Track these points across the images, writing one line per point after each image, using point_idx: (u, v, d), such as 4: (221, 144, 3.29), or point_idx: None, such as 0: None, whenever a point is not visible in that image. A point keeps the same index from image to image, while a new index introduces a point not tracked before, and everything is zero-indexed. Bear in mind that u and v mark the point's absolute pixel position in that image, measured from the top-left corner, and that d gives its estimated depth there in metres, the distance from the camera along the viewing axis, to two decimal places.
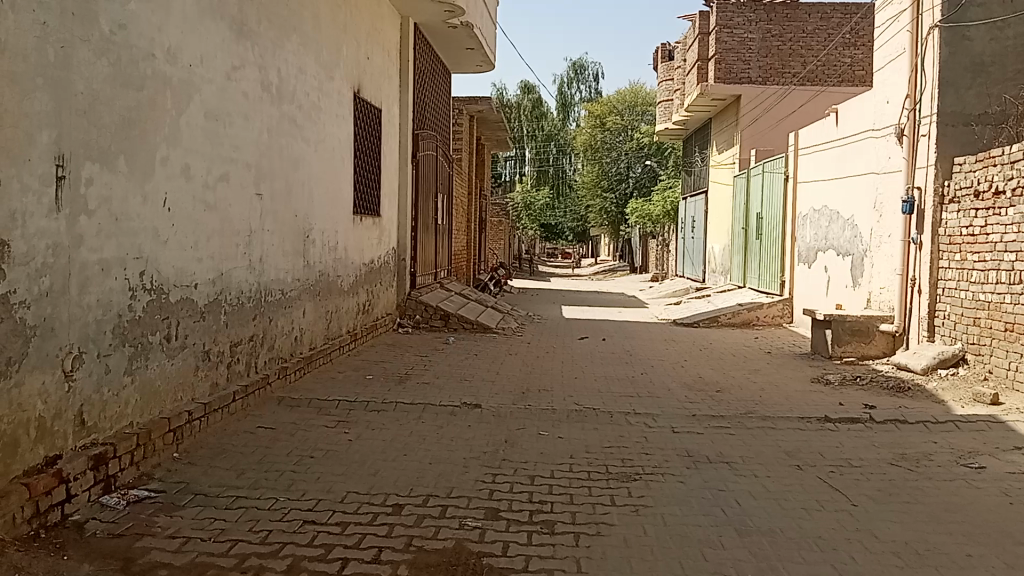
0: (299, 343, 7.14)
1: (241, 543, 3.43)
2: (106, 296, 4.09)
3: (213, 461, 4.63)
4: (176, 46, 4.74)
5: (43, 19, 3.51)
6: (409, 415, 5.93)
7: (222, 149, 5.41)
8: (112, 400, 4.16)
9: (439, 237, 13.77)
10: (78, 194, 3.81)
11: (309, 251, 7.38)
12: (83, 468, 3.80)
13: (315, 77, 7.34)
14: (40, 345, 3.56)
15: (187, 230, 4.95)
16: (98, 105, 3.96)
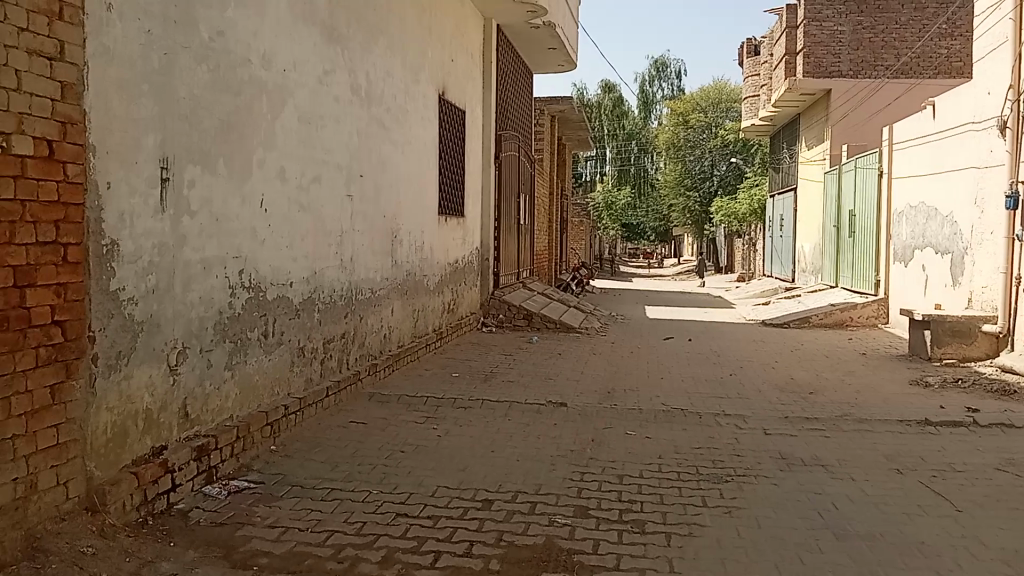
0: (388, 340, 7.27)
1: (337, 534, 3.51)
2: (207, 293, 4.25)
3: (308, 454, 4.76)
4: (271, 51, 4.89)
5: (148, 27, 3.68)
6: (496, 413, 5.97)
7: (315, 152, 5.55)
8: (214, 394, 4.33)
9: (521, 238, 13.85)
10: (181, 196, 3.98)
11: (396, 250, 7.51)
12: (187, 458, 3.95)
13: (402, 79, 7.48)
14: (147, 340, 3.73)
15: (282, 230, 5.10)
16: (199, 109, 4.12)
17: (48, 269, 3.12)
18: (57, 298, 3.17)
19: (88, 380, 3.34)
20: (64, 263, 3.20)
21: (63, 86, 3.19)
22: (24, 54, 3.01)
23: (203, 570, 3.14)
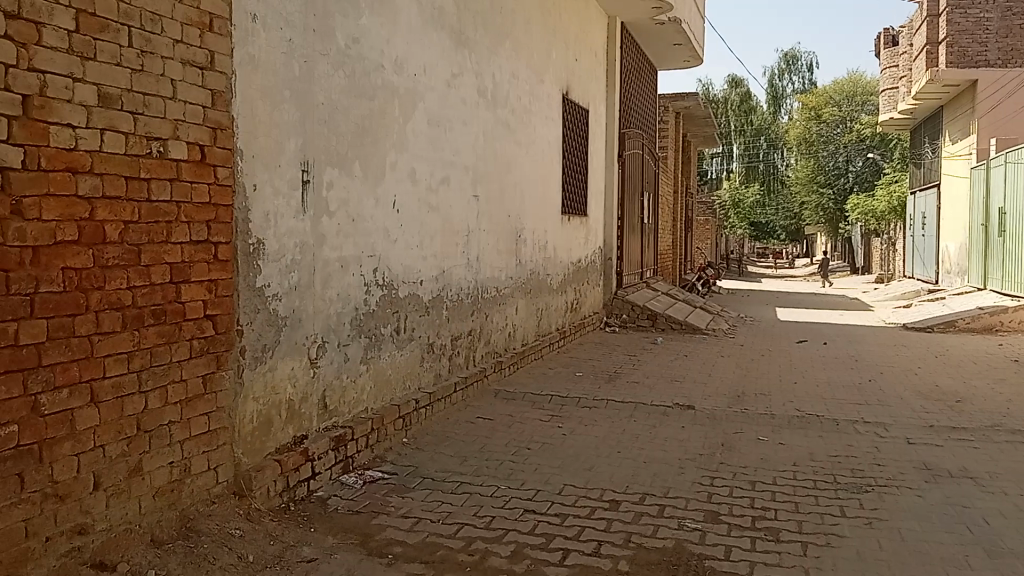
0: (513, 338, 7.36)
1: (467, 527, 3.59)
2: (344, 290, 4.43)
3: (438, 447, 4.88)
4: (403, 56, 5.04)
5: (289, 36, 3.87)
6: (621, 413, 5.94)
7: (443, 154, 5.68)
8: (350, 387, 4.51)
9: (645, 237, 13.71)
10: (321, 197, 4.16)
11: (521, 249, 7.59)
12: (325, 448, 4.14)
13: (527, 80, 7.55)
14: (290, 334, 3.93)
15: (414, 230, 5.25)
16: (336, 114, 4.30)
17: (201, 267, 3.33)
18: (209, 293, 3.38)
19: (235, 371, 3.55)
20: (215, 261, 3.41)
21: (214, 94, 3.39)
22: (180, 64, 3.21)
23: (340, 556, 3.27)
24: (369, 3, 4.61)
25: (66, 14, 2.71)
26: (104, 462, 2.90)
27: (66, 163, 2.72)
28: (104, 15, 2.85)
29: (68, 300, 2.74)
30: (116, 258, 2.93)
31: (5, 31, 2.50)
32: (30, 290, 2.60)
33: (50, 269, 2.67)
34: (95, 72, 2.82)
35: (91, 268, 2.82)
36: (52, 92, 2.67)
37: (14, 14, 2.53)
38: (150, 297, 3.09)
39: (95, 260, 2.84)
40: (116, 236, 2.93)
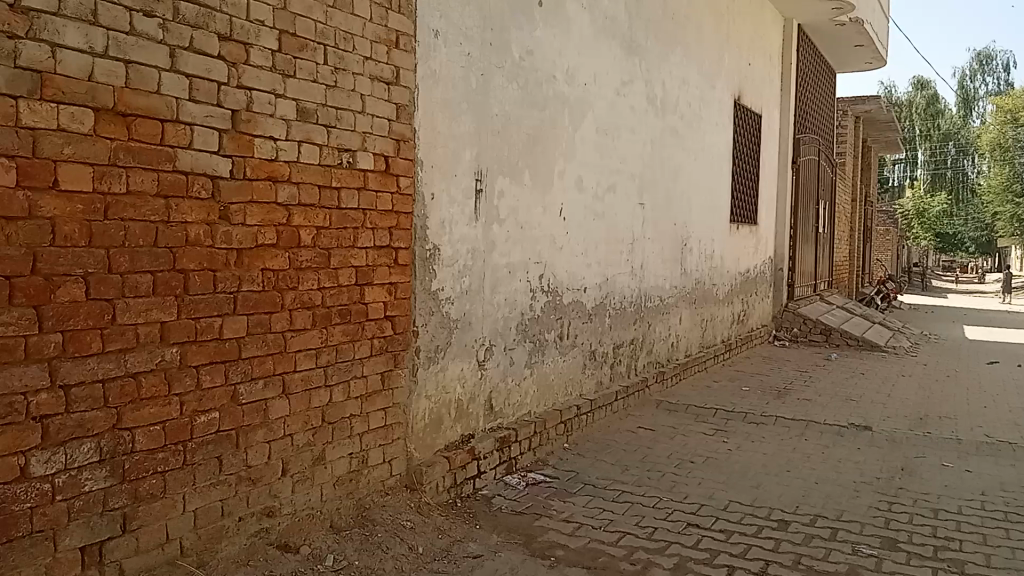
0: (676, 349, 7.26)
1: (629, 536, 3.59)
2: (512, 296, 4.54)
3: (600, 454, 4.90)
4: (574, 66, 5.11)
5: (467, 50, 4.03)
6: (790, 431, 5.73)
7: (611, 162, 5.70)
8: (515, 390, 4.62)
9: (819, 248, 13.12)
10: (492, 205, 4.30)
11: (687, 258, 7.48)
12: (490, 448, 4.26)
13: (698, 86, 7.43)
14: (460, 336, 4.08)
15: (579, 238, 5.31)
16: (509, 124, 4.43)
17: (382, 270, 3.53)
18: (389, 295, 3.57)
19: (411, 370, 3.73)
20: (395, 265, 3.60)
21: (398, 107, 3.58)
22: (368, 79, 3.41)
23: (505, 554, 3.36)
24: (543, 15, 4.71)
25: (271, 34, 2.95)
26: (293, 449, 3.12)
27: (267, 173, 2.96)
28: (303, 35, 3.08)
29: (266, 298, 2.97)
30: (308, 261, 3.15)
31: (219, 52, 2.76)
32: (234, 289, 2.85)
33: (252, 270, 2.91)
34: (293, 88, 3.06)
35: (286, 270, 3.05)
36: (257, 108, 2.91)
37: (227, 36, 2.79)
38: (337, 298, 3.31)
39: (290, 263, 3.07)
40: (309, 240, 3.15)
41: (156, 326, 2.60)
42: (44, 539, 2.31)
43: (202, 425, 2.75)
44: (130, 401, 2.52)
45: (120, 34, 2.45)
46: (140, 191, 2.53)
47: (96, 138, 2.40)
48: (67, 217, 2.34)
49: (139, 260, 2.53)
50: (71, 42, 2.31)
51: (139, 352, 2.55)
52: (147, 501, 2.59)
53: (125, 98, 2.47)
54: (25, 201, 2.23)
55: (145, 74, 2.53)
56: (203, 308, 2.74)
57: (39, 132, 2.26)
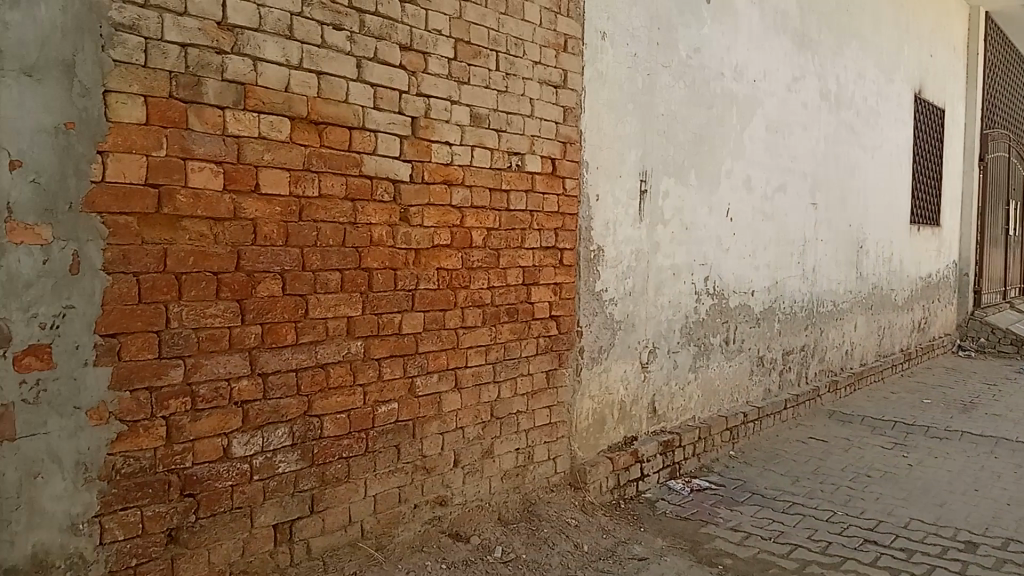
0: (850, 357, 6.90)
1: (801, 549, 3.46)
2: (677, 298, 4.48)
3: (767, 464, 4.74)
4: (743, 63, 4.97)
5: (634, 50, 4.02)
6: (979, 448, 5.31)
7: (781, 161, 5.51)
8: (679, 394, 4.55)
9: (1011, 252, 12.09)
10: (657, 206, 4.26)
11: (863, 261, 7.09)
12: (654, 452, 4.22)
13: (875, 80, 7.04)
14: (624, 338, 4.06)
15: (747, 239, 5.16)
16: (676, 124, 4.37)
17: (549, 270, 3.58)
18: (555, 295, 3.62)
19: (575, 370, 3.75)
20: (561, 265, 3.64)
21: (565, 109, 3.62)
22: (538, 83, 3.47)
23: (671, 558, 3.33)
24: (712, 12, 4.62)
25: (447, 43, 3.06)
26: (463, 442, 3.22)
27: (443, 176, 3.08)
28: (477, 42, 3.18)
29: (441, 296, 3.09)
30: (479, 260, 3.24)
31: (400, 62, 2.90)
32: (411, 287, 2.97)
33: (427, 269, 3.03)
34: (468, 94, 3.16)
35: (459, 269, 3.16)
36: (434, 114, 3.03)
37: (408, 45, 2.92)
38: (506, 297, 3.38)
39: (463, 262, 3.17)
40: (480, 241, 3.24)
41: (342, 320, 2.76)
42: (242, 515, 2.51)
43: (381, 415, 2.90)
44: (318, 390, 2.70)
45: (313, 48, 2.62)
46: (329, 194, 2.69)
47: (291, 145, 2.58)
48: (266, 219, 2.53)
49: (328, 258, 2.70)
50: (270, 56, 2.50)
51: (326, 344, 2.71)
52: (332, 485, 2.75)
53: (317, 107, 2.64)
54: (231, 204, 2.43)
55: (334, 84, 2.69)
56: (384, 305, 2.88)
57: (243, 140, 2.46)
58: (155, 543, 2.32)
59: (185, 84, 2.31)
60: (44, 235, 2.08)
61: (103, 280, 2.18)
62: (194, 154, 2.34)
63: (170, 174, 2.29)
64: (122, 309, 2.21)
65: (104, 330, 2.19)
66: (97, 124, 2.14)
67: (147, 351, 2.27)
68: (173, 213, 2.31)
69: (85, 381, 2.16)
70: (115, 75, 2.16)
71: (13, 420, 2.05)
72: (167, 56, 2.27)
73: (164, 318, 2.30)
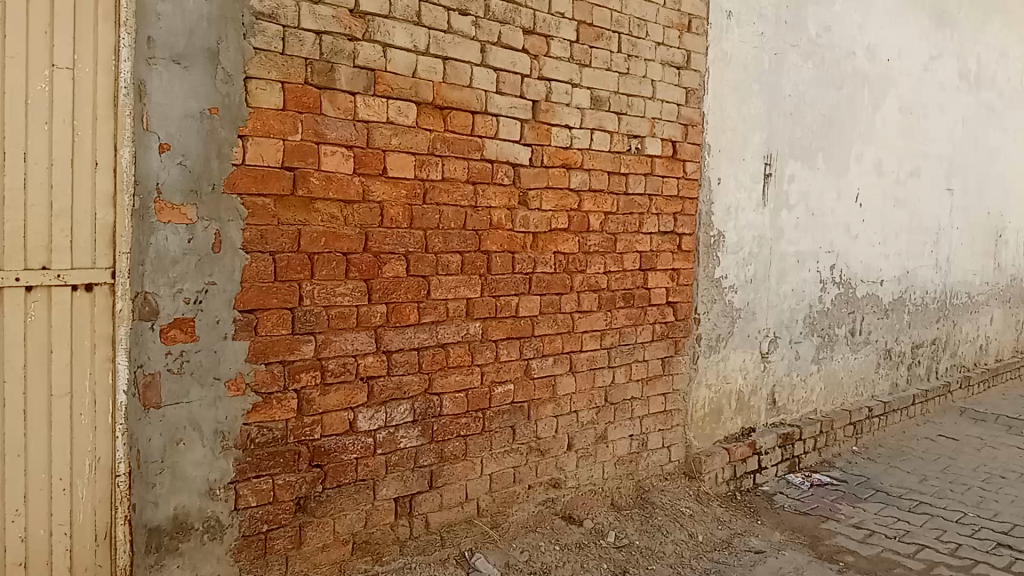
0: (985, 352, 6.52)
1: (928, 550, 3.32)
2: (800, 286, 4.33)
3: (893, 461, 4.55)
4: (876, 41, 4.74)
5: (761, 30, 3.90)
6: None
7: (915, 144, 5.23)
8: (800, 386, 4.41)
9: None
10: (782, 191, 4.12)
11: (1001, 251, 6.67)
12: (773, 444, 4.11)
13: (1021, 57, 6.58)
14: (743, 326, 3.97)
15: (876, 226, 4.93)
16: (803, 106, 4.22)
17: (668, 256, 3.53)
18: (672, 281, 3.56)
19: (692, 358, 3.70)
20: (680, 250, 3.58)
21: (688, 91, 3.54)
22: (661, 65, 3.41)
23: (789, 553, 3.26)
24: None
25: (570, 25, 3.05)
26: (578, 426, 3.23)
27: (563, 160, 3.08)
28: (600, 24, 3.15)
29: (558, 280, 3.09)
30: (598, 245, 3.23)
31: (524, 45, 2.91)
32: (530, 270, 2.99)
33: (546, 253, 3.05)
34: (590, 77, 3.14)
35: (576, 253, 3.15)
36: (556, 97, 3.02)
37: (531, 29, 2.93)
38: (624, 282, 3.35)
39: (581, 246, 3.17)
40: (598, 225, 3.23)
41: (462, 302, 2.80)
42: (365, 488, 2.60)
43: (498, 396, 2.94)
44: (439, 368, 2.76)
45: (440, 33, 2.66)
46: (452, 177, 2.74)
47: (418, 129, 2.63)
48: (392, 202, 2.59)
49: (450, 241, 2.75)
50: (399, 42, 2.56)
51: (446, 325, 2.77)
52: (451, 463, 2.82)
53: (442, 92, 2.68)
54: (359, 187, 2.51)
55: (459, 68, 2.73)
56: (503, 287, 2.91)
57: (372, 125, 2.52)
58: (285, 511, 2.43)
59: (319, 71, 2.39)
60: (190, 215, 2.20)
61: (242, 259, 2.29)
62: (326, 139, 2.42)
63: (304, 157, 2.38)
64: (259, 287, 2.32)
65: (242, 307, 2.30)
66: (238, 110, 2.25)
67: (280, 327, 2.38)
68: (307, 196, 2.40)
69: (224, 354, 2.29)
70: (255, 63, 2.26)
71: (160, 388, 2.19)
72: (303, 43, 2.35)
73: (297, 296, 2.40)
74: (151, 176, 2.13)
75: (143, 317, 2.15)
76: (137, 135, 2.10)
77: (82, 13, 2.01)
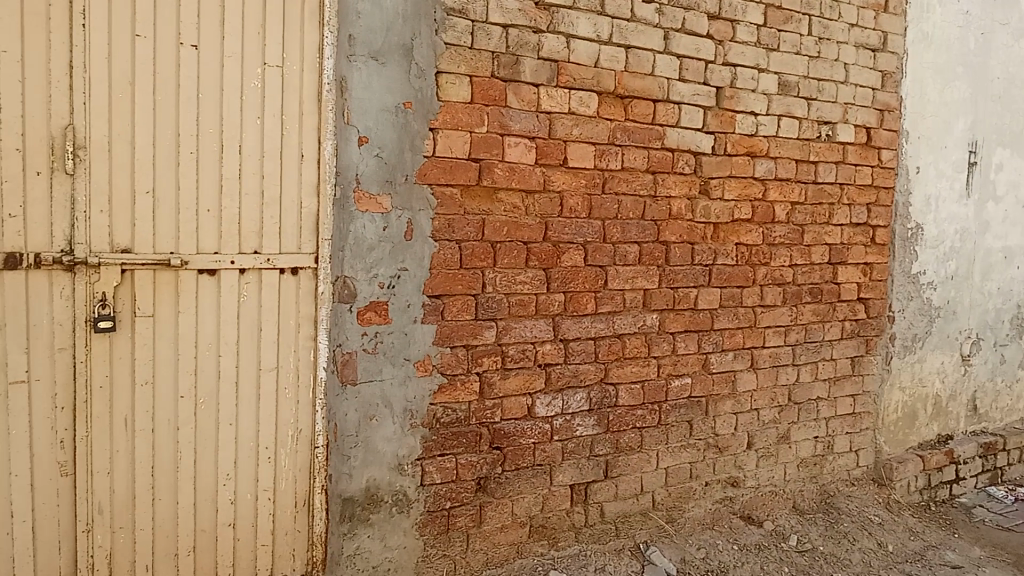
0: None
1: None
2: (1008, 284, 3.98)
3: None
4: None
5: (967, 7, 3.61)
6: None
7: None
8: (1005, 392, 4.06)
9: None
10: (989, 180, 3.80)
11: None
12: (972, 454, 3.82)
13: None
14: (943, 326, 3.70)
15: None
16: (1014, 88, 3.87)
17: (858, 249, 3.34)
18: (863, 276, 3.37)
19: (884, 358, 3.48)
20: (872, 244, 3.38)
21: (884, 75, 3.33)
22: (854, 48, 3.23)
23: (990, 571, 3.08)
24: None
25: (757, 10, 2.95)
26: (759, 424, 3.13)
27: (748, 148, 2.98)
28: (789, 7, 3.03)
29: (740, 272, 3.00)
30: (783, 236, 3.11)
31: (708, 31, 2.84)
32: (710, 261, 2.93)
33: (727, 244, 2.97)
34: (777, 62, 3.02)
35: (760, 245, 3.05)
36: (741, 84, 2.93)
37: (715, 15, 2.86)
38: (810, 275, 3.21)
39: (765, 238, 3.06)
40: (783, 216, 3.11)
41: (639, 292, 2.78)
42: (543, 473, 2.64)
43: (675, 389, 2.89)
44: (616, 359, 2.75)
45: (623, 22, 2.65)
46: (633, 167, 2.72)
47: (599, 118, 2.64)
48: (573, 191, 2.61)
49: (629, 231, 2.73)
50: (582, 32, 2.57)
51: (624, 315, 2.76)
52: (627, 453, 2.81)
53: (624, 81, 2.67)
54: (541, 176, 2.54)
55: (642, 57, 2.70)
56: (682, 279, 2.87)
57: (554, 115, 2.55)
58: (467, 490, 2.52)
59: (505, 64, 2.44)
60: (385, 205, 2.32)
61: (431, 246, 2.39)
62: (511, 130, 2.47)
63: (489, 148, 2.44)
64: (446, 273, 2.41)
65: (430, 291, 2.40)
66: (430, 103, 2.34)
67: (464, 313, 2.46)
68: (491, 186, 2.46)
69: (414, 336, 2.40)
70: (445, 57, 2.35)
71: (355, 366, 2.33)
72: (491, 37, 2.42)
73: (480, 283, 2.47)
74: (350, 168, 2.26)
75: (342, 300, 2.29)
76: (339, 129, 2.24)
77: (291, 15, 2.15)
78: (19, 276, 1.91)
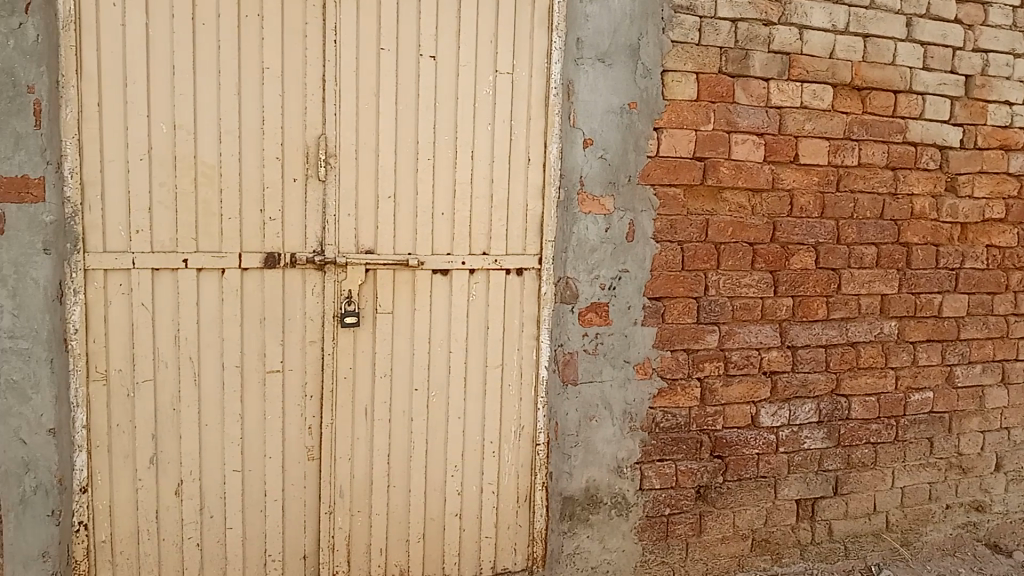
0: None
1: None
2: None
3: None
4: None
5: None
6: None
7: None
8: None
9: None
10: None
11: None
12: None
13: None
14: None
15: None
16: None
17: None
18: None
19: None
20: None
21: None
22: None
23: None
24: None
25: None
26: (1009, 445, 2.84)
27: (1001, 141, 2.71)
28: None
29: (990, 277, 2.74)
30: None
31: (957, 15, 2.61)
32: (957, 265, 2.69)
33: (975, 246, 2.71)
34: None
35: (1014, 247, 2.77)
36: (994, 70, 2.67)
37: None
38: None
39: (1020, 240, 2.77)
40: None
41: (876, 298, 2.60)
42: (766, 485, 2.54)
43: (914, 403, 2.68)
44: (848, 369, 2.59)
45: (861, 10, 2.48)
46: (869, 163, 2.55)
47: (834, 112, 2.49)
48: (804, 189, 2.48)
49: (865, 232, 2.56)
50: (816, 23, 2.44)
51: (858, 322, 2.59)
52: (859, 469, 2.64)
53: (862, 72, 2.50)
54: (769, 175, 2.44)
55: (882, 46, 2.52)
56: (924, 284, 2.65)
57: (785, 111, 2.43)
58: (686, 497, 2.47)
59: (734, 59, 2.36)
60: (608, 206, 2.31)
61: (653, 247, 2.35)
62: (739, 127, 2.38)
63: (716, 147, 2.37)
64: (668, 275, 2.37)
65: (651, 293, 2.37)
66: (655, 103, 2.30)
67: (686, 316, 2.40)
68: (716, 185, 2.39)
69: (633, 338, 2.37)
70: (673, 55, 2.30)
71: (576, 366, 2.34)
72: (719, 32, 2.34)
73: (702, 286, 2.41)
74: (575, 169, 2.27)
75: (564, 301, 2.31)
76: (565, 132, 2.26)
77: (522, 21, 2.19)
78: (278, 275, 2.07)
